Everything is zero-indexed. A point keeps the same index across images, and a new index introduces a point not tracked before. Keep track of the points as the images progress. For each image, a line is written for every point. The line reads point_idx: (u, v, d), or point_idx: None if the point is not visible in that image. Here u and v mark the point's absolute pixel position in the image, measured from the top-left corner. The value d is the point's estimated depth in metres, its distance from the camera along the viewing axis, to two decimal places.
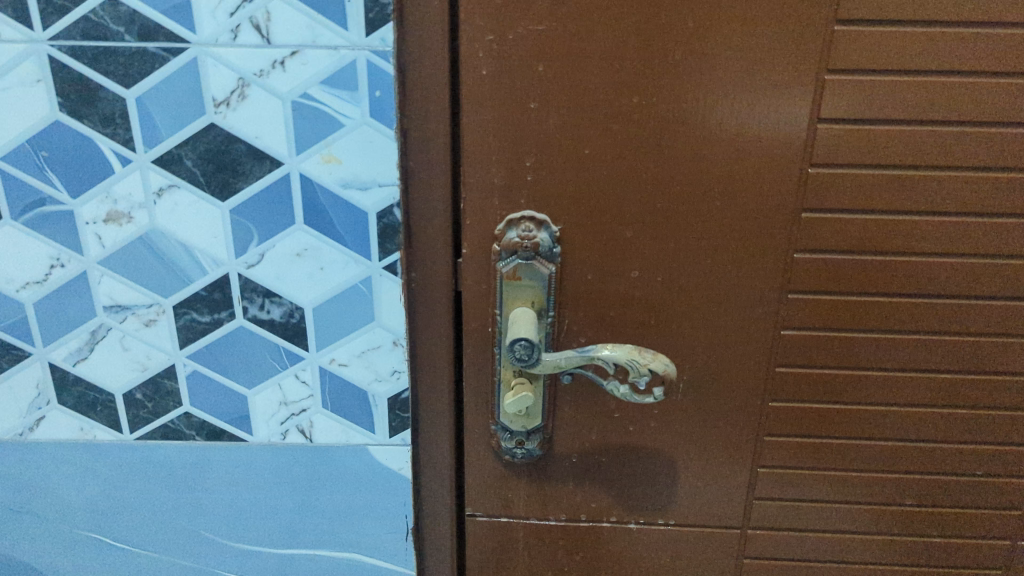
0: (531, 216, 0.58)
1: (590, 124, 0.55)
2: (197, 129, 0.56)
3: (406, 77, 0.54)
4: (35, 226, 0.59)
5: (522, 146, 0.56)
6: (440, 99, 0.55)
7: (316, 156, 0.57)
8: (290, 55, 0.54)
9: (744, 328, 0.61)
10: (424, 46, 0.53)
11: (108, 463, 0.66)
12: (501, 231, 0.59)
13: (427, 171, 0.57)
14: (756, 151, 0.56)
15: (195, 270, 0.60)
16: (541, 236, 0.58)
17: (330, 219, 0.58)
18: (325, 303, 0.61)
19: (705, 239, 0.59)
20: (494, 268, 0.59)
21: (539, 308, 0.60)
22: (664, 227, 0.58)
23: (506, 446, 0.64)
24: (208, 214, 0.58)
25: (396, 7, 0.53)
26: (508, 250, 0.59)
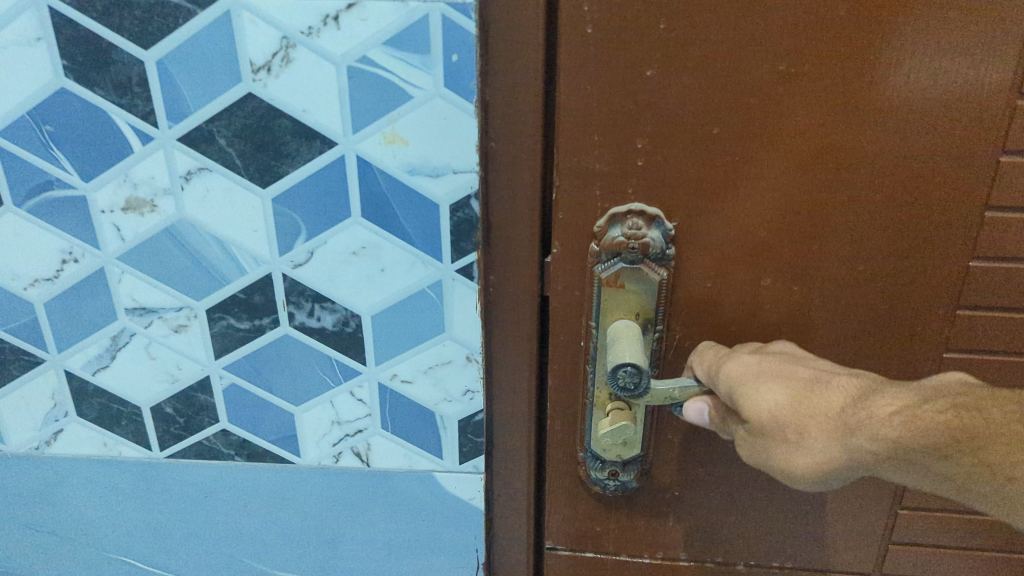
0: (641, 210, 0.43)
1: (725, 94, 0.39)
2: (231, 101, 0.45)
3: None
4: (43, 214, 0.49)
5: (632, 123, 0.41)
6: None
7: (377, 135, 0.46)
8: (346, 9, 0.43)
9: (893, 357, 0.46)
10: None
11: (137, 482, 0.57)
12: (602, 227, 0.44)
13: (511, 153, 0.43)
14: (936, 123, 0.39)
15: (232, 269, 0.50)
16: (652, 235, 0.43)
17: (394, 211, 0.48)
18: (386, 311, 0.51)
19: (850, 244, 0.43)
20: (590, 273, 0.45)
21: (643, 322, 0.45)
22: (812, 235, 0.43)
23: (596, 477, 0.52)
24: (246, 202, 0.48)
25: None
26: (610, 250, 0.44)
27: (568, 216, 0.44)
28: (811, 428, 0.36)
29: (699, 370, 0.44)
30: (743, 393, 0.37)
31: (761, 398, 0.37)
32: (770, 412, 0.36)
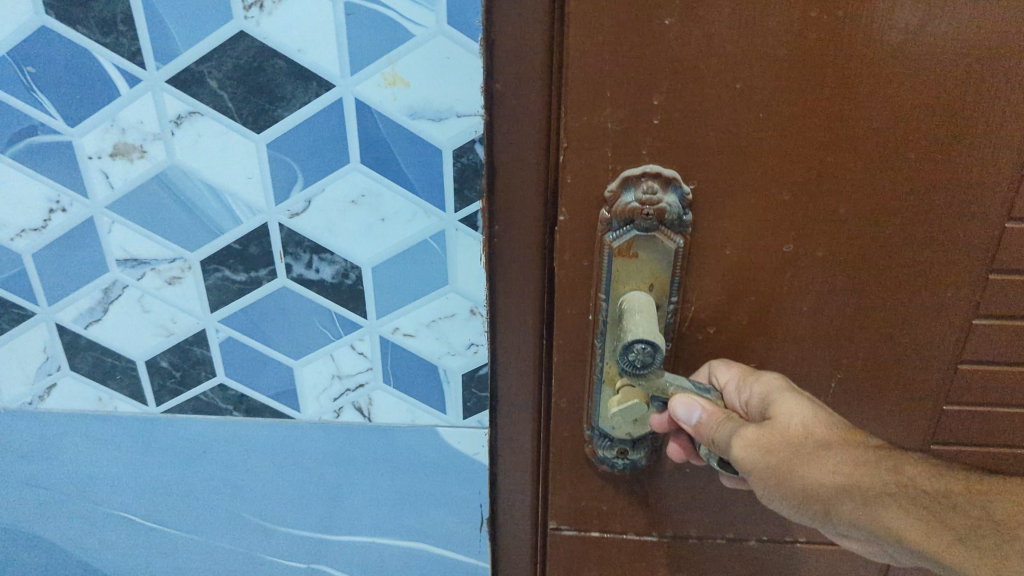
0: (656, 171, 0.37)
1: (759, 38, 0.34)
2: (223, 40, 0.43)
3: None
4: (28, 161, 0.47)
5: (647, 70, 0.35)
6: None
7: (377, 77, 0.43)
8: None
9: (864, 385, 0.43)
10: None
11: (133, 437, 0.56)
12: (614, 189, 0.38)
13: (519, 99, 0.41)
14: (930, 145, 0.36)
15: (227, 218, 0.48)
16: (668, 199, 0.37)
17: (394, 157, 0.45)
18: (386, 263, 0.49)
19: (823, 278, 0.40)
20: (599, 243, 0.39)
21: (659, 293, 0.40)
22: (825, 211, 0.38)
23: (603, 456, 0.48)
24: (240, 148, 0.46)
25: None
26: (621, 216, 0.38)
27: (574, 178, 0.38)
28: (833, 436, 0.35)
29: (721, 380, 0.41)
30: (782, 401, 0.37)
31: (794, 406, 0.37)
32: (803, 419, 0.36)
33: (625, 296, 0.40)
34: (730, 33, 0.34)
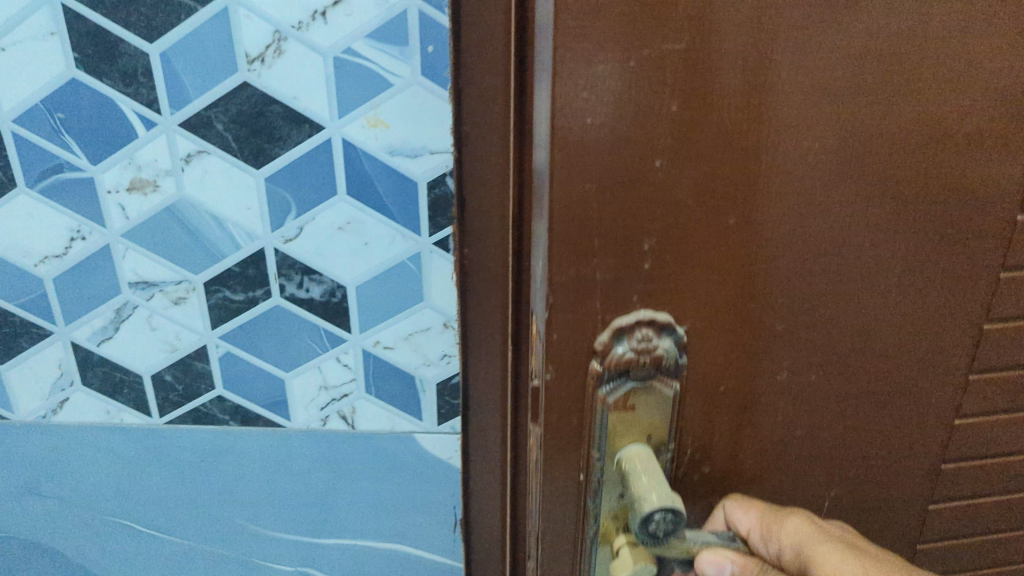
0: (650, 319, 0.34)
1: (666, 188, 0.31)
2: (228, 89, 0.50)
3: None
4: (53, 196, 0.53)
5: (595, 231, 0.32)
6: None
7: (361, 120, 0.51)
8: (332, 6, 0.48)
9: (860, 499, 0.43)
10: None
11: (137, 448, 0.62)
12: (604, 341, 0.34)
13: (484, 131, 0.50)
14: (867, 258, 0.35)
15: (228, 244, 0.55)
16: (663, 345, 0.35)
17: (376, 189, 0.53)
18: (367, 282, 0.56)
19: (793, 411, 0.38)
20: (590, 398, 0.36)
21: (658, 452, 0.37)
22: (820, 320, 0.36)
23: None
24: (241, 183, 0.53)
25: None
26: (615, 367, 0.35)
27: (563, 336, 0.34)
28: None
29: (740, 526, 0.38)
30: (816, 556, 0.36)
31: (837, 562, 0.36)
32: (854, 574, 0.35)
33: (621, 451, 0.37)
34: (678, 171, 0.31)
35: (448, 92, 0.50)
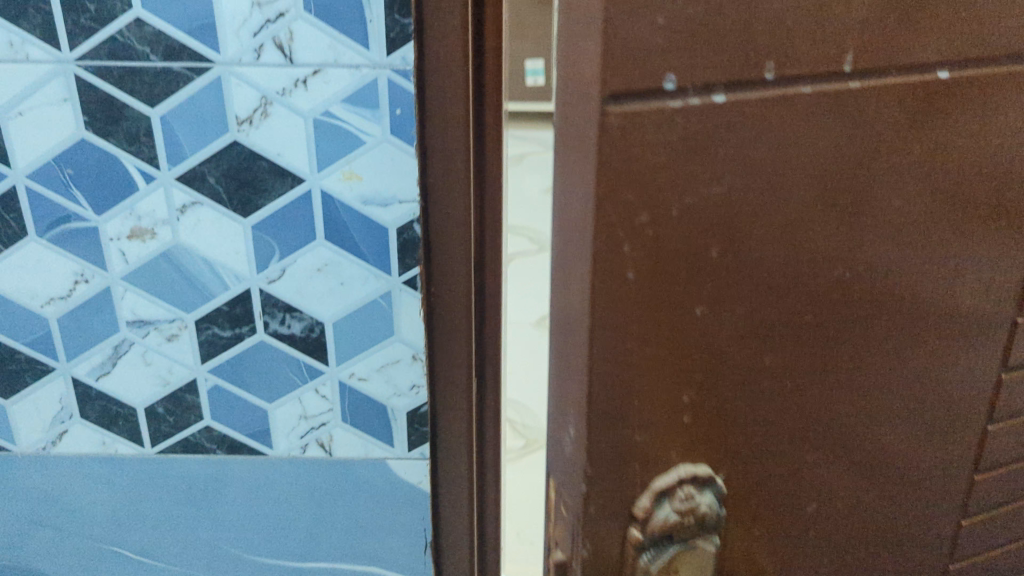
0: (692, 476, 0.41)
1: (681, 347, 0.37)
2: (220, 147, 0.57)
3: (427, 94, 0.55)
4: (61, 242, 0.59)
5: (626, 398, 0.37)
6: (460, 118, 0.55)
7: (337, 173, 0.58)
8: (312, 74, 0.55)
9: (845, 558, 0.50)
10: (445, 66, 0.54)
11: (130, 477, 0.67)
12: (649, 507, 0.40)
13: (448, 182, 0.57)
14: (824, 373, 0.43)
15: (217, 285, 0.61)
16: (705, 502, 0.41)
17: (351, 234, 0.59)
18: (343, 318, 0.62)
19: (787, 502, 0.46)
20: (633, 566, 0.41)
21: None
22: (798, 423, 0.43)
23: None
24: (230, 230, 0.59)
25: (417, 29, 0.53)
26: (660, 534, 0.40)
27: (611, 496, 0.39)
28: None
29: None
30: None
31: None
32: None
33: None
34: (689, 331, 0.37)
35: (413, 148, 0.57)
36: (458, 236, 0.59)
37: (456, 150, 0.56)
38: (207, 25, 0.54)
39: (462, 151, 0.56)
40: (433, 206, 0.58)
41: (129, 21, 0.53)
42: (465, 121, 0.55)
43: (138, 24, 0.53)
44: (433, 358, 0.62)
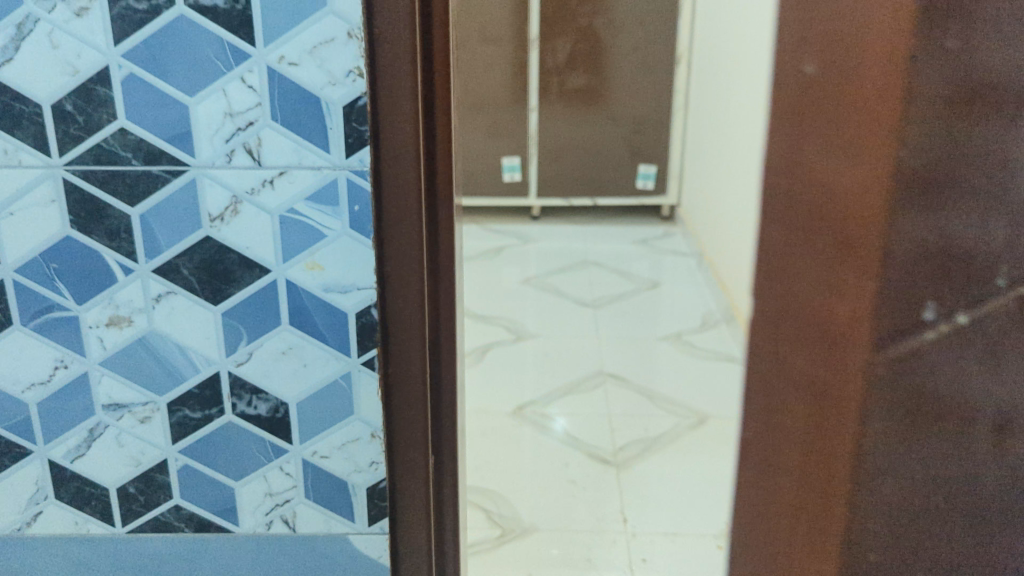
0: None
1: None
2: (194, 241, 0.62)
3: (383, 190, 0.62)
4: (43, 331, 0.64)
5: None
6: (412, 209, 0.63)
7: (301, 264, 0.63)
8: (278, 175, 0.61)
9: None
10: (399, 164, 0.62)
11: (100, 555, 0.70)
12: None
13: (403, 268, 0.64)
14: None
15: (189, 369, 0.65)
16: None
17: (313, 320, 0.65)
18: (307, 397, 0.67)
19: None
20: None
21: None
22: None
23: None
24: (202, 317, 0.64)
25: (373, 133, 0.61)
26: None
27: None
28: None
29: None
30: None
31: None
32: None
33: None
34: None
35: (370, 240, 0.63)
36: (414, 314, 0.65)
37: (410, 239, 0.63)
38: (183, 133, 0.60)
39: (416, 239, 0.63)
40: (390, 289, 0.64)
41: (114, 130, 0.60)
42: (417, 212, 0.63)
43: (122, 133, 0.60)
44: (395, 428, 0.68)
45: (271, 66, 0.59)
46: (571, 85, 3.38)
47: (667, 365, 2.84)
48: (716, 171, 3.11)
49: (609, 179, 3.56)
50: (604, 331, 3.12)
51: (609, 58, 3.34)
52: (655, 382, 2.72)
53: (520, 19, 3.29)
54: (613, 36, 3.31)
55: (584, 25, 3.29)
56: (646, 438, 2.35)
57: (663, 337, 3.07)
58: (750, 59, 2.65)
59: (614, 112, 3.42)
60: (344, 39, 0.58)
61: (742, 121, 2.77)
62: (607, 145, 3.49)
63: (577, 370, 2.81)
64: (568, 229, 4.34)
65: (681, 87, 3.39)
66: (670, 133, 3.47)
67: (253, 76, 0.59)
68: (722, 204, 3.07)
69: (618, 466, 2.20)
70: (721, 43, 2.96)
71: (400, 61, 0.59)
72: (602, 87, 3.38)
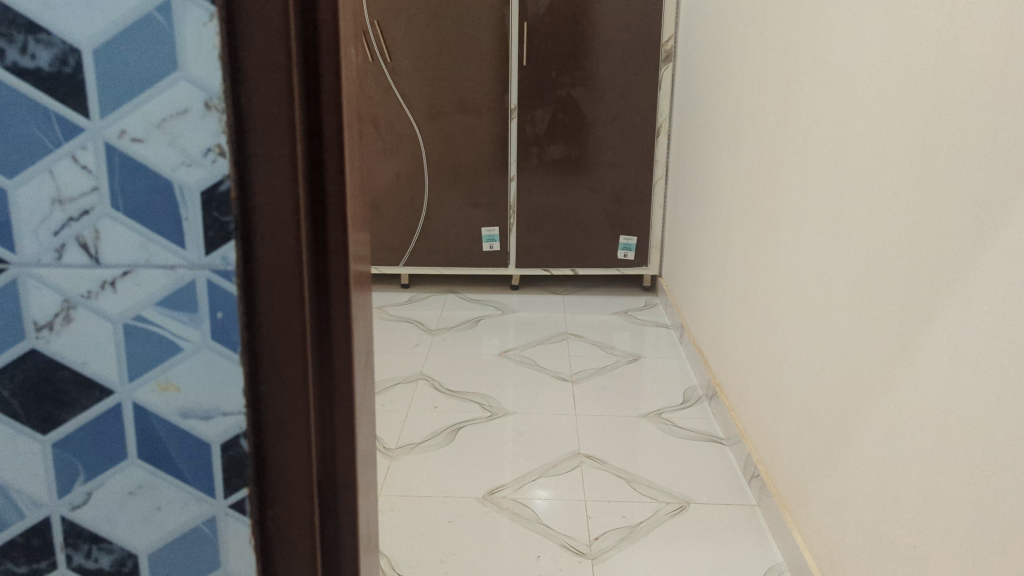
0: None
1: None
2: (15, 355, 0.53)
3: (256, 286, 0.52)
4: None
5: None
6: (293, 308, 0.53)
7: (151, 385, 0.54)
8: (121, 276, 0.52)
9: None
10: (275, 254, 0.52)
11: None
12: None
13: (282, 375, 0.54)
14: None
15: (16, 513, 0.56)
16: None
17: (168, 452, 0.56)
18: (160, 545, 0.58)
19: None
20: None
21: None
22: None
23: None
24: (29, 450, 0.55)
25: (240, 218, 0.51)
26: None
27: None
28: None
29: None
30: None
31: None
32: None
33: None
34: None
35: (240, 345, 0.53)
36: (298, 429, 0.56)
37: (293, 344, 0.54)
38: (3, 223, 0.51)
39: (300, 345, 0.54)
40: (268, 399, 0.55)
41: None
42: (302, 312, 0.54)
43: None
44: (280, 562, 0.59)
45: (110, 141, 0.50)
46: (551, 154, 3.31)
47: (647, 444, 2.71)
48: (697, 241, 3.02)
49: (589, 250, 3.47)
50: (582, 408, 2.99)
51: (589, 129, 3.28)
52: (635, 464, 2.58)
53: (499, 88, 3.23)
54: (594, 106, 3.25)
55: (563, 96, 3.24)
56: (623, 526, 2.20)
57: (643, 414, 2.94)
58: (731, 130, 2.59)
59: (594, 182, 3.36)
60: (200, 109, 0.49)
61: (722, 193, 2.70)
62: (587, 216, 3.41)
63: (553, 450, 2.67)
64: (548, 299, 4.24)
65: (662, 158, 3.33)
66: (652, 204, 3.40)
67: (87, 153, 0.50)
68: (704, 278, 2.97)
69: (592, 558, 2.04)
70: (701, 114, 2.91)
71: (278, 137, 0.50)
72: (583, 156, 3.31)
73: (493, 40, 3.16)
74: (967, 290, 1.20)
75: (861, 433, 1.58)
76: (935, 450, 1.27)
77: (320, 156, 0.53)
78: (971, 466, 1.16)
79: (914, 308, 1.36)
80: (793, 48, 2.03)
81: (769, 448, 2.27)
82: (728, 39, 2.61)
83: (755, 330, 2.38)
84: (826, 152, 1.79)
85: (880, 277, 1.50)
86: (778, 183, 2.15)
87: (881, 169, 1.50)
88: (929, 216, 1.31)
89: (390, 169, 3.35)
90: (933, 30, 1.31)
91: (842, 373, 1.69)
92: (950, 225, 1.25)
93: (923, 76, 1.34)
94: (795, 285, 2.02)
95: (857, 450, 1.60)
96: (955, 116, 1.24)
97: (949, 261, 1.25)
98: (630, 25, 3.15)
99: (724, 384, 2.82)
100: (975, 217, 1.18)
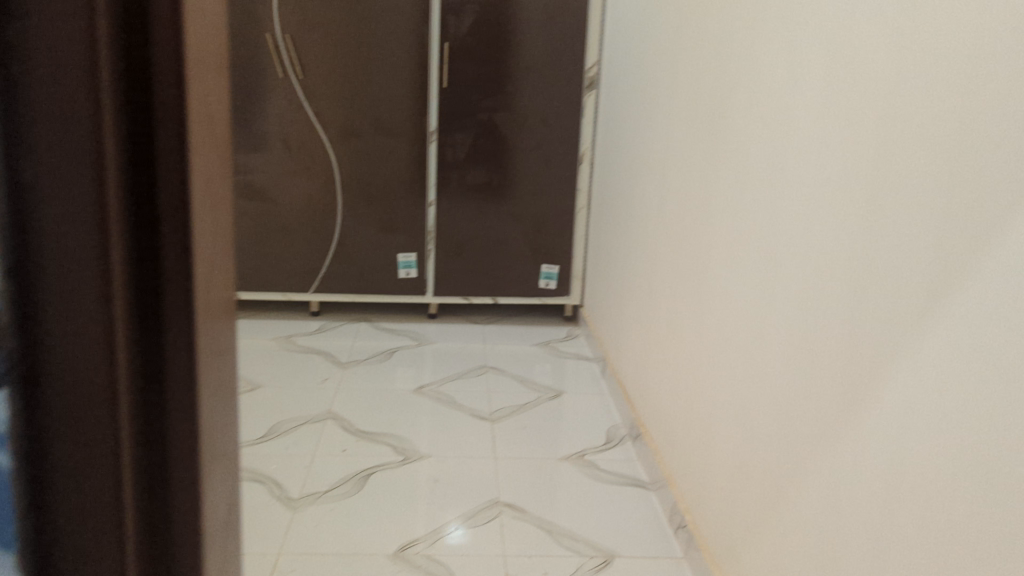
0: None
1: None
2: None
3: (47, 412, 0.42)
4: None
5: None
6: (102, 435, 0.42)
7: None
8: None
9: None
10: (76, 368, 0.41)
11: None
12: None
13: (86, 517, 0.43)
14: None
15: None
16: None
17: None
18: None
19: None
20: None
21: None
22: None
23: None
24: None
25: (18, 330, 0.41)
26: None
27: None
28: None
29: None
30: None
31: None
32: None
33: None
34: None
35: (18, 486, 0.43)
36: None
37: (104, 501, 0.43)
38: None
39: (115, 485, 0.43)
40: (67, 549, 0.44)
41: None
42: (115, 440, 0.43)
43: None
44: None
45: None
46: (471, 180, 3.17)
47: (568, 491, 2.56)
48: (622, 272, 2.91)
49: (509, 279, 3.33)
50: (501, 450, 2.83)
51: (511, 154, 3.15)
52: (555, 513, 2.42)
53: (418, 110, 3.07)
54: (516, 131, 3.13)
55: (484, 120, 3.10)
56: None
57: (564, 457, 2.80)
58: (659, 162, 2.50)
59: (516, 210, 3.23)
60: None
61: (650, 226, 2.59)
62: (508, 244, 3.28)
63: (470, 498, 2.50)
64: (466, 328, 4.09)
65: (585, 188, 3.23)
66: (575, 232, 3.29)
67: None
68: (629, 313, 2.86)
69: None
70: (627, 144, 2.81)
71: (77, 220, 0.39)
72: (504, 183, 3.18)
73: (411, 59, 3.01)
74: (918, 353, 1.03)
75: (796, 497, 1.47)
76: (878, 530, 1.11)
77: (143, 242, 0.41)
78: (904, 544, 1.03)
79: (861, 371, 1.21)
80: (726, 81, 1.94)
81: (697, 498, 2.15)
82: (657, 69, 2.52)
83: (685, 372, 2.27)
84: (762, 194, 1.69)
85: (816, 331, 1.39)
86: (710, 222, 2.05)
87: (819, 217, 1.40)
88: (875, 262, 1.16)
89: (302, 192, 3.13)
90: (872, 71, 1.21)
91: (779, 430, 1.58)
92: (898, 275, 1.09)
93: (860, 118, 1.25)
94: (728, 330, 1.90)
95: (794, 518, 1.49)
96: (906, 151, 1.09)
97: (898, 317, 1.09)
98: (553, 49, 3.05)
99: (648, 424, 2.71)
100: (907, 274, 1.08)
